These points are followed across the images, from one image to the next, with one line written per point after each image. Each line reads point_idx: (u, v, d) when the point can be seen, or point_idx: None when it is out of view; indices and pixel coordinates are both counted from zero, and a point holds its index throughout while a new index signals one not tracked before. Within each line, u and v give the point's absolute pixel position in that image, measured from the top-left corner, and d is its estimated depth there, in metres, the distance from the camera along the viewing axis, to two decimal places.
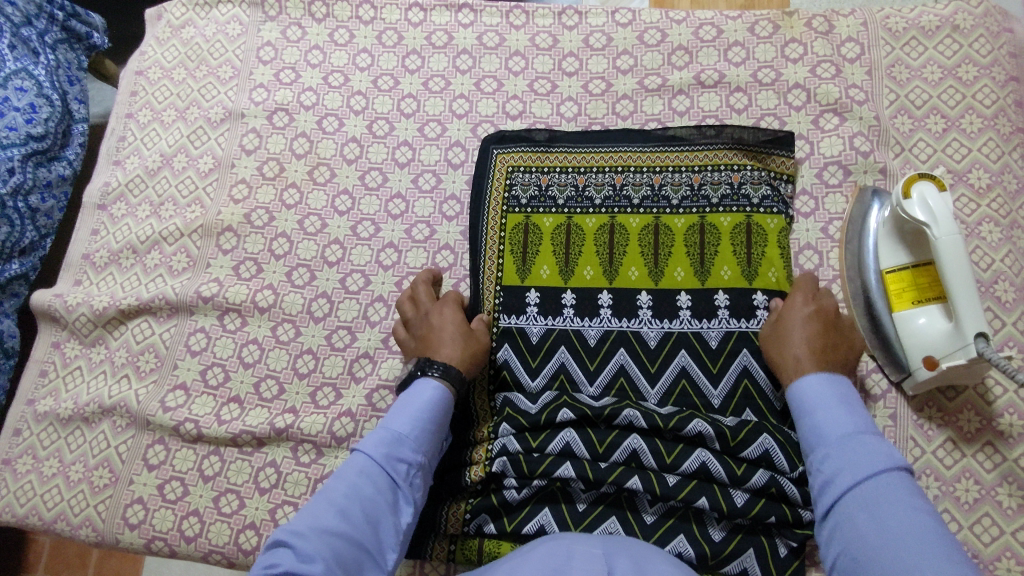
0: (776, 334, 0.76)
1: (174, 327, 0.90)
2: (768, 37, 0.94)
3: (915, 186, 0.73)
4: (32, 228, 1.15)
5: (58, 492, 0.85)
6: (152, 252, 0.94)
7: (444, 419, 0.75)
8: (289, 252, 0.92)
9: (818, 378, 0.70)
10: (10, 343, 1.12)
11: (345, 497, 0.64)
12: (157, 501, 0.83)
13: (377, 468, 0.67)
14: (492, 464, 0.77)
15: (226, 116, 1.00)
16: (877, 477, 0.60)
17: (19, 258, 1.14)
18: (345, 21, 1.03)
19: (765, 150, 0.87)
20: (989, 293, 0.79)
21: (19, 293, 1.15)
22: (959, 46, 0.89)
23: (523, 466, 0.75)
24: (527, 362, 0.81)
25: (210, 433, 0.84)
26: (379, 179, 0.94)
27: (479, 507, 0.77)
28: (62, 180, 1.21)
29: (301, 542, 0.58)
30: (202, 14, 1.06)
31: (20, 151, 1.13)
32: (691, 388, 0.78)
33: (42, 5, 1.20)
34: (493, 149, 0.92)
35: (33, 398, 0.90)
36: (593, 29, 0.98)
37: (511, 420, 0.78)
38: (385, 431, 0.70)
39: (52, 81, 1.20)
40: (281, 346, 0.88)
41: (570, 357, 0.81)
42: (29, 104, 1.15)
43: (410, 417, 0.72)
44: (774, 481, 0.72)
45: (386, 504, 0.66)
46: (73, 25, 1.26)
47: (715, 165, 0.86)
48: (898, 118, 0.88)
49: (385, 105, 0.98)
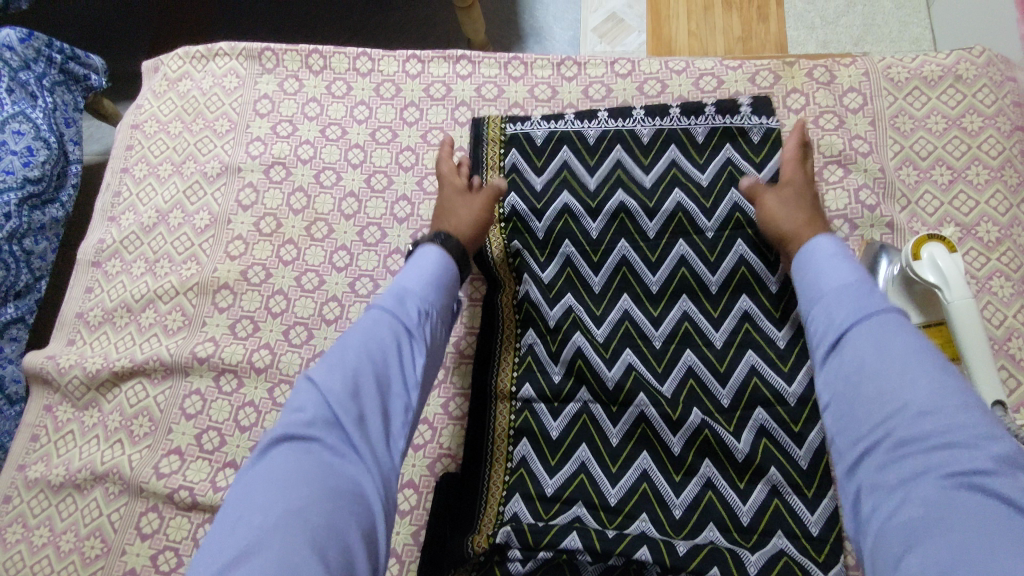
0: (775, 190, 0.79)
1: (168, 389, 0.88)
2: (769, 88, 0.93)
3: (925, 248, 0.72)
4: (27, 271, 1.15)
5: (47, 563, 0.82)
6: (146, 310, 0.93)
7: (453, 282, 0.70)
8: (286, 310, 0.90)
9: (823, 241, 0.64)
10: (13, 388, 1.09)
11: (358, 336, 0.58)
12: (150, 573, 0.80)
13: (387, 314, 0.60)
14: (496, 534, 0.75)
15: (222, 170, 0.98)
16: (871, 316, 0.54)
17: (13, 301, 1.13)
18: (342, 72, 1.02)
19: (770, 152, 0.87)
20: (1003, 350, 0.78)
21: (19, 336, 1.13)
22: (963, 97, 0.89)
23: (529, 537, 0.74)
24: (549, 403, 0.81)
25: (204, 501, 0.82)
26: (378, 235, 0.93)
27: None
28: (54, 222, 1.21)
29: (325, 382, 0.54)
30: (199, 67, 1.05)
31: (16, 196, 1.12)
32: (699, 387, 0.79)
33: (40, 49, 1.19)
34: (483, 151, 0.92)
35: (24, 463, 0.88)
36: (593, 79, 0.97)
37: (522, 486, 0.78)
38: (392, 287, 0.64)
39: (49, 124, 1.19)
40: (279, 409, 0.86)
41: (591, 399, 0.81)
42: (26, 148, 1.14)
43: (405, 281, 0.65)
44: (776, 493, 0.74)
45: (405, 346, 0.59)
46: (71, 67, 1.25)
47: (721, 179, 0.86)
48: (903, 169, 0.87)
49: (383, 158, 0.97)
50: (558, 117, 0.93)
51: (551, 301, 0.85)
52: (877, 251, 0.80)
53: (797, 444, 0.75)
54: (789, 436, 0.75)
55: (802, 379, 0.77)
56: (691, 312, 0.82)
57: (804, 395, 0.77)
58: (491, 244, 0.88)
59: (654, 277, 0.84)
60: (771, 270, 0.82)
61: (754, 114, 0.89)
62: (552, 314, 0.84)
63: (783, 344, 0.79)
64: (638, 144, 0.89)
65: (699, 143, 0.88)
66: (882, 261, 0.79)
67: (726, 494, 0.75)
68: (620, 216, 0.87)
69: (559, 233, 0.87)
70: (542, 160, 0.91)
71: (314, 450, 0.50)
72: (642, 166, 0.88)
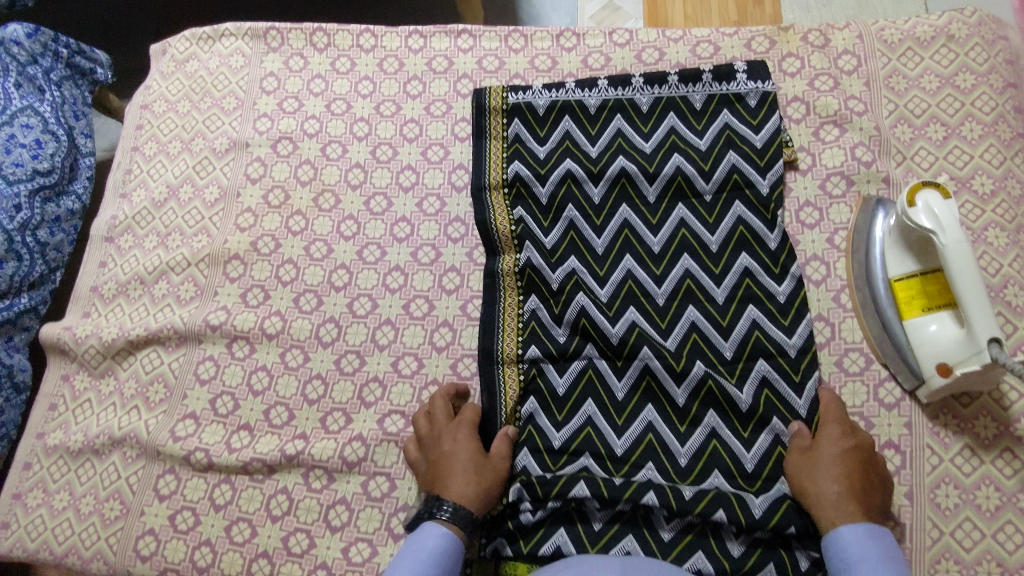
0: (806, 461, 0.73)
1: (182, 357, 0.90)
2: (764, 53, 0.95)
3: (919, 195, 0.73)
4: (42, 262, 1.16)
5: (68, 526, 0.85)
6: (160, 282, 0.95)
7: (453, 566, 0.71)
8: (296, 278, 0.92)
9: (854, 530, 0.67)
10: (21, 377, 1.12)
11: None
12: (168, 532, 0.82)
13: None
14: (507, 494, 0.78)
15: (231, 145, 1.00)
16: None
17: (28, 292, 1.14)
18: (346, 49, 1.04)
19: (764, 115, 0.88)
20: (999, 298, 0.79)
21: (31, 326, 1.15)
22: (955, 56, 0.90)
23: (538, 489, 0.76)
24: (554, 360, 0.82)
25: (220, 462, 0.84)
26: (384, 204, 0.95)
27: (496, 532, 0.77)
28: (72, 214, 1.23)
29: None
30: (205, 48, 1.07)
31: (26, 187, 1.13)
32: (703, 343, 0.80)
33: (47, 43, 1.22)
34: (484, 119, 0.93)
35: (43, 431, 0.90)
36: (592, 50, 0.99)
37: (531, 440, 0.79)
38: None
39: (57, 117, 1.21)
40: (290, 373, 0.88)
41: (597, 355, 0.81)
42: (35, 141, 1.16)
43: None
44: (779, 441, 0.75)
45: None
46: (78, 61, 1.28)
47: (720, 143, 0.87)
48: (898, 127, 0.89)
49: (388, 130, 0.99)
50: (559, 86, 0.93)
51: (554, 264, 0.86)
52: (873, 206, 0.83)
53: (797, 394, 0.77)
54: (790, 386, 0.77)
55: (801, 333, 0.79)
56: (693, 270, 0.83)
57: (803, 347, 0.78)
58: (494, 211, 0.89)
59: (655, 238, 0.85)
60: (770, 229, 0.83)
61: (749, 79, 0.90)
62: (556, 277, 0.85)
63: (783, 299, 0.81)
64: (638, 114, 0.90)
65: (697, 110, 0.89)
66: (878, 215, 0.82)
67: (730, 444, 0.76)
68: (621, 181, 0.88)
69: (562, 198, 0.88)
70: (544, 130, 0.92)
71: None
72: (641, 134, 0.89)
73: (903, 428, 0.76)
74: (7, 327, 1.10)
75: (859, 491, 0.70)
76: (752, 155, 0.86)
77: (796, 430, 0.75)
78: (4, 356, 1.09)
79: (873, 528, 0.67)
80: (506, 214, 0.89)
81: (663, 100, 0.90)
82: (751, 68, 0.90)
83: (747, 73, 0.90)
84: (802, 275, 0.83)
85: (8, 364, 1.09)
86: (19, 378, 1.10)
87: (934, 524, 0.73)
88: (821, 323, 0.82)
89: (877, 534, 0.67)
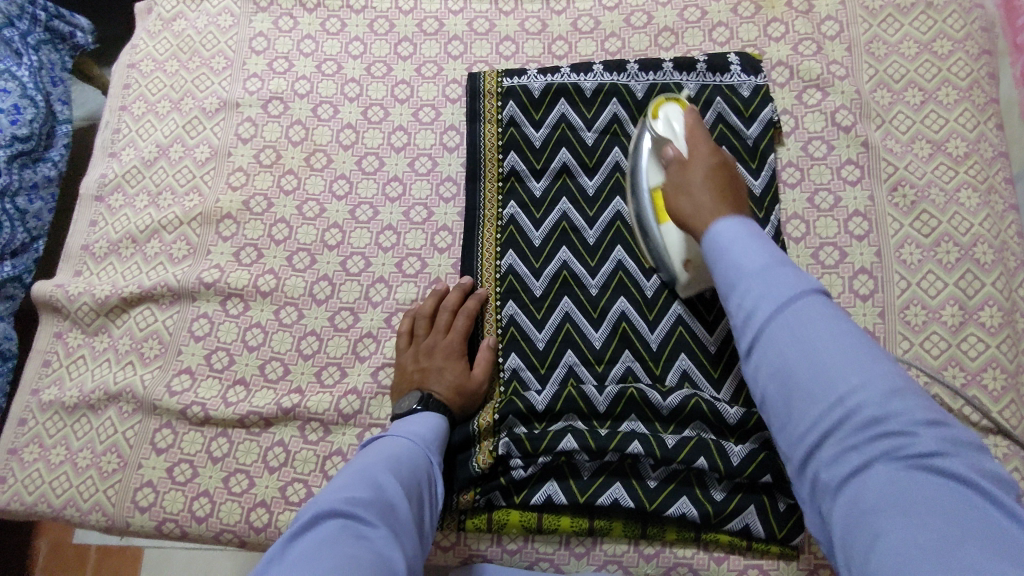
0: (680, 173, 0.74)
1: (176, 314, 0.91)
2: (750, 18, 0.97)
3: (663, 109, 0.83)
4: (23, 230, 1.15)
5: (66, 479, 0.86)
6: (152, 241, 0.95)
7: (444, 441, 0.78)
8: (289, 237, 0.93)
9: (728, 223, 0.62)
10: (7, 345, 1.12)
11: (410, 452, 0.70)
12: (167, 483, 0.84)
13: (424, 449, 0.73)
14: (497, 448, 0.78)
15: (221, 105, 1.00)
16: (803, 305, 0.53)
17: (11, 260, 1.13)
18: (336, 10, 1.04)
19: (759, 107, 0.91)
20: (969, 255, 0.83)
21: (15, 295, 1.15)
22: (933, 23, 0.93)
23: (527, 445, 0.77)
24: (536, 370, 0.83)
25: (217, 416, 0.85)
26: (376, 164, 0.96)
27: (489, 490, 0.78)
28: (49, 181, 1.21)
29: (384, 484, 0.63)
30: (192, 7, 1.06)
31: (5, 153, 1.12)
32: (688, 334, 0.82)
33: (24, 6, 1.18)
34: (479, 103, 0.95)
35: (37, 387, 0.91)
36: (582, 13, 1.00)
37: (512, 407, 0.80)
38: (416, 426, 0.75)
39: (35, 82, 1.19)
40: (285, 329, 0.89)
41: (577, 361, 0.83)
42: (14, 106, 1.15)
43: (410, 437, 0.73)
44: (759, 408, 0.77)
45: (429, 482, 0.70)
46: (56, 25, 1.24)
47: (716, 138, 0.90)
48: (878, 92, 0.92)
49: (379, 91, 0.99)
50: (554, 70, 0.95)
51: (536, 271, 0.87)
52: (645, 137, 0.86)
53: None
54: None
55: None
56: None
57: None
58: (485, 206, 0.91)
59: None
60: (760, 227, 0.86)
61: (742, 72, 0.92)
62: (538, 285, 0.87)
63: None
64: (633, 100, 0.92)
65: (691, 99, 0.92)
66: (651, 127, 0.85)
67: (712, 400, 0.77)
68: (615, 174, 0.91)
69: (557, 192, 0.91)
70: (539, 113, 0.93)
71: (353, 527, 0.56)
72: (636, 123, 0.92)
73: None
74: None
75: (728, 194, 0.70)
76: (743, 153, 0.89)
77: (675, 158, 0.77)
78: None
79: (747, 227, 0.61)
80: (496, 209, 0.90)
81: (656, 89, 0.92)
82: (744, 60, 0.93)
83: (741, 66, 0.92)
84: (782, 221, 0.88)
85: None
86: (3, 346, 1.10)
87: None
88: None
89: (745, 223, 0.62)
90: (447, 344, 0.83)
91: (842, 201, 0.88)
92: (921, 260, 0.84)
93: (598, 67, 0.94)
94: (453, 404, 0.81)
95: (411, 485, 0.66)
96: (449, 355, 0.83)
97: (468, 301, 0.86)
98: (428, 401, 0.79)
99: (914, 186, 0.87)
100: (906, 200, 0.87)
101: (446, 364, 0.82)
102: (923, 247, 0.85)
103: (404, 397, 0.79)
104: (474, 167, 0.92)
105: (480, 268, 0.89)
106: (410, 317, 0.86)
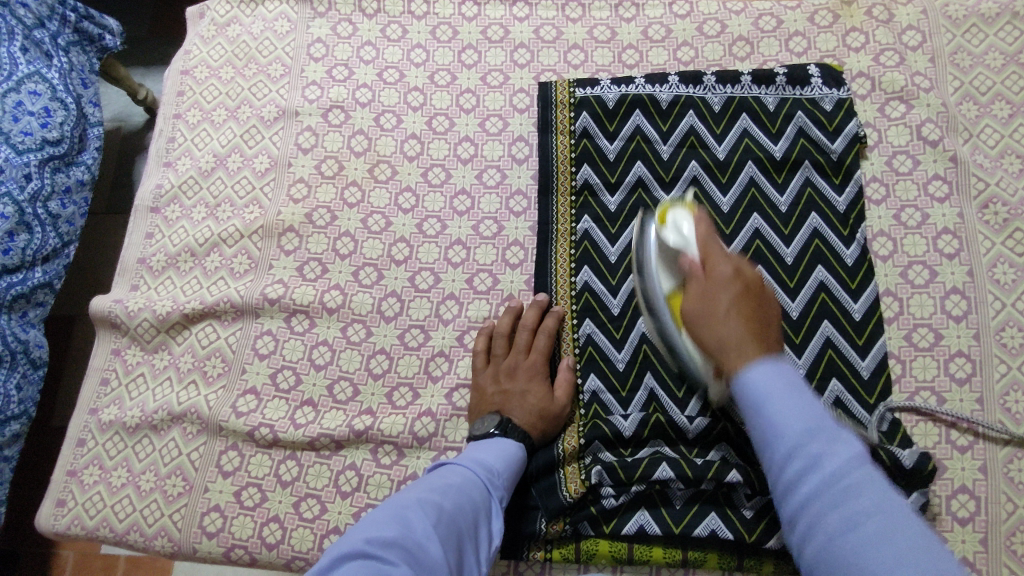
0: (703, 291, 0.67)
1: (239, 331, 0.88)
2: (828, 27, 0.94)
3: (671, 213, 0.75)
4: (54, 235, 1.04)
5: (129, 502, 0.83)
6: (211, 254, 0.92)
7: (520, 470, 0.74)
8: (354, 252, 0.90)
9: (763, 366, 0.56)
10: (36, 353, 1.02)
11: (462, 483, 0.66)
12: (235, 508, 0.81)
13: (480, 481, 0.68)
14: (589, 477, 0.76)
15: (280, 114, 0.97)
16: (850, 476, 0.48)
17: (42, 266, 1.03)
18: (396, 16, 1.01)
19: (842, 120, 0.88)
20: None
21: (44, 301, 1.04)
22: (1021, 33, 0.90)
23: (620, 473, 0.75)
24: (617, 393, 0.80)
25: (286, 438, 0.82)
26: (442, 176, 0.93)
27: (579, 519, 0.76)
28: (81, 186, 1.10)
29: (419, 514, 0.58)
30: (247, 11, 1.03)
31: (36, 157, 1.01)
32: None
33: (53, 6, 1.07)
34: (550, 115, 0.92)
35: (96, 407, 0.88)
36: (652, 21, 0.97)
37: (598, 432, 0.78)
38: (476, 458, 0.71)
39: (66, 85, 1.07)
40: (353, 347, 0.86)
41: (658, 384, 0.80)
42: (43, 108, 1.03)
43: (471, 465, 0.69)
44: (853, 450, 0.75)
45: (480, 517, 0.64)
46: (85, 27, 1.13)
47: (799, 151, 0.87)
48: (963, 105, 0.89)
49: (444, 101, 0.96)
50: (628, 80, 0.92)
51: (613, 289, 0.84)
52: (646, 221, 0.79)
53: (870, 414, 0.78)
54: (863, 406, 0.78)
55: (875, 354, 0.80)
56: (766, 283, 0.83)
57: (868, 312, 0.81)
58: (559, 220, 0.88)
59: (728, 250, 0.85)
60: (846, 244, 0.84)
61: (824, 85, 0.89)
62: (615, 303, 0.84)
63: (858, 317, 0.81)
64: (710, 113, 0.90)
65: (771, 112, 0.89)
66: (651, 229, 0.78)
67: None
68: (692, 189, 0.87)
69: (632, 207, 0.88)
70: (613, 125, 0.90)
71: (376, 562, 0.52)
72: (714, 136, 0.89)
73: (975, 403, 0.78)
74: (19, 302, 0.99)
75: (760, 329, 0.62)
76: (826, 168, 0.86)
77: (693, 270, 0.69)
78: (19, 333, 0.99)
79: (778, 365, 0.57)
80: (570, 223, 0.87)
81: (734, 102, 0.90)
82: (825, 72, 0.90)
83: (822, 78, 0.89)
84: (868, 239, 0.85)
85: (24, 341, 0.99)
86: (35, 355, 1.01)
87: (1008, 499, 0.75)
88: (890, 298, 0.83)
89: (783, 368, 0.56)
90: (529, 365, 0.81)
91: (930, 218, 0.85)
92: (1016, 280, 0.82)
93: (674, 78, 0.91)
94: (535, 428, 0.78)
95: (455, 517, 0.61)
96: (531, 377, 0.80)
97: (547, 319, 0.83)
98: (511, 425, 0.76)
99: (1006, 204, 0.84)
100: (998, 217, 0.84)
101: (529, 386, 0.79)
102: (1017, 266, 0.82)
103: (485, 419, 0.76)
104: (546, 179, 0.90)
105: (555, 284, 0.86)
106: (487, 335, 0.84)
